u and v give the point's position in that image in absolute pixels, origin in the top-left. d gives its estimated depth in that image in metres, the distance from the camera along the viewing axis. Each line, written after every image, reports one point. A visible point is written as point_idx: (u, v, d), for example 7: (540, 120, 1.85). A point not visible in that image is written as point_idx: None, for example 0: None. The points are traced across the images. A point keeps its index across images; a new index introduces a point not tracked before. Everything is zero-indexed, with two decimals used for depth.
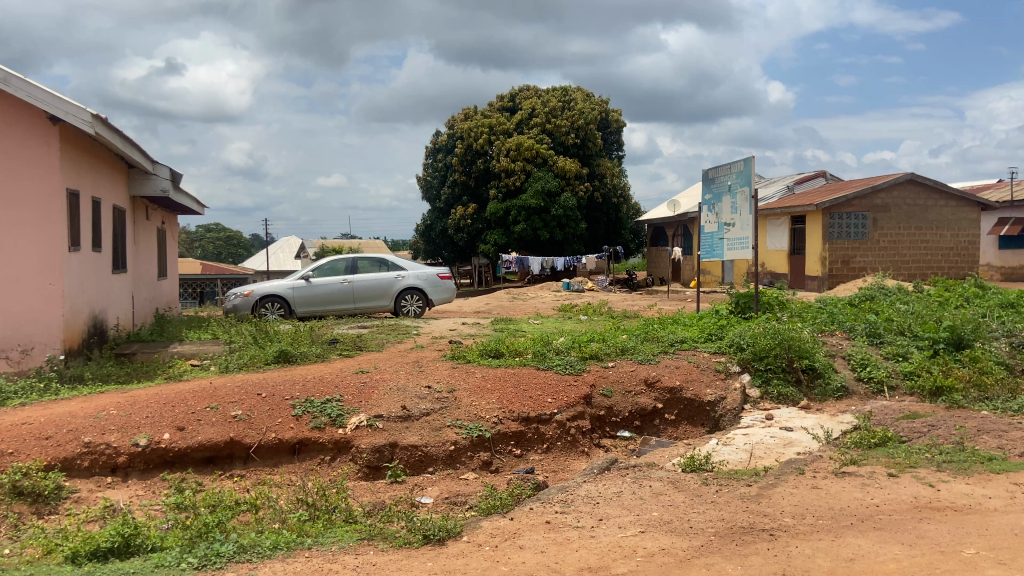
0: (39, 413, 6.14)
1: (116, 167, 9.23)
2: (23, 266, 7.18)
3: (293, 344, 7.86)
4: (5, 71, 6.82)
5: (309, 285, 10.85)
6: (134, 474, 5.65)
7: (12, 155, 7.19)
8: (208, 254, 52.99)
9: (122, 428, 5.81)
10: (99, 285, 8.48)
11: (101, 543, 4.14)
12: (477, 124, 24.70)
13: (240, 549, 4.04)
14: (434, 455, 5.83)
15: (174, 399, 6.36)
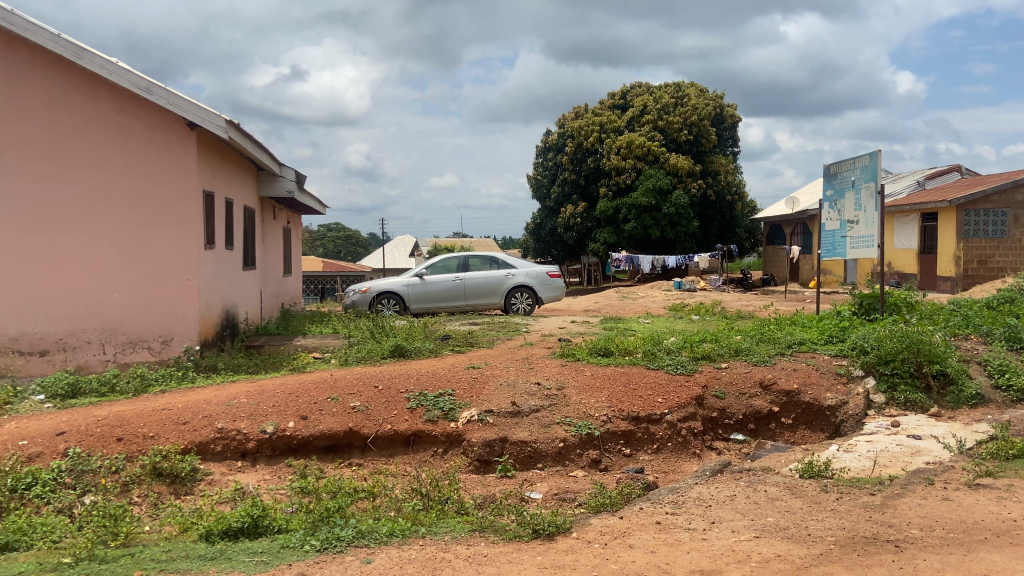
0: (177, 399, 6.64)
1: (246, 170, 9.80)
2: (164, 263, 7.75)
3: (408, 340, 8.14)
4: (148, 81, 7.34)
5: (423, 282, 11.18)
6: (262, 460, 6.02)
7: (155, 160, 7.72)
8: (329, 253, 55.37)
9: (251, 415, 6.20)
10: (231, 281, 9.05)
11: (232, 523, 4.44)
12: (588, 123, 24.61)
13: (359, 534, 4.24)
14: (543, 451, 5.90)
15: (298, 390, 6.73)
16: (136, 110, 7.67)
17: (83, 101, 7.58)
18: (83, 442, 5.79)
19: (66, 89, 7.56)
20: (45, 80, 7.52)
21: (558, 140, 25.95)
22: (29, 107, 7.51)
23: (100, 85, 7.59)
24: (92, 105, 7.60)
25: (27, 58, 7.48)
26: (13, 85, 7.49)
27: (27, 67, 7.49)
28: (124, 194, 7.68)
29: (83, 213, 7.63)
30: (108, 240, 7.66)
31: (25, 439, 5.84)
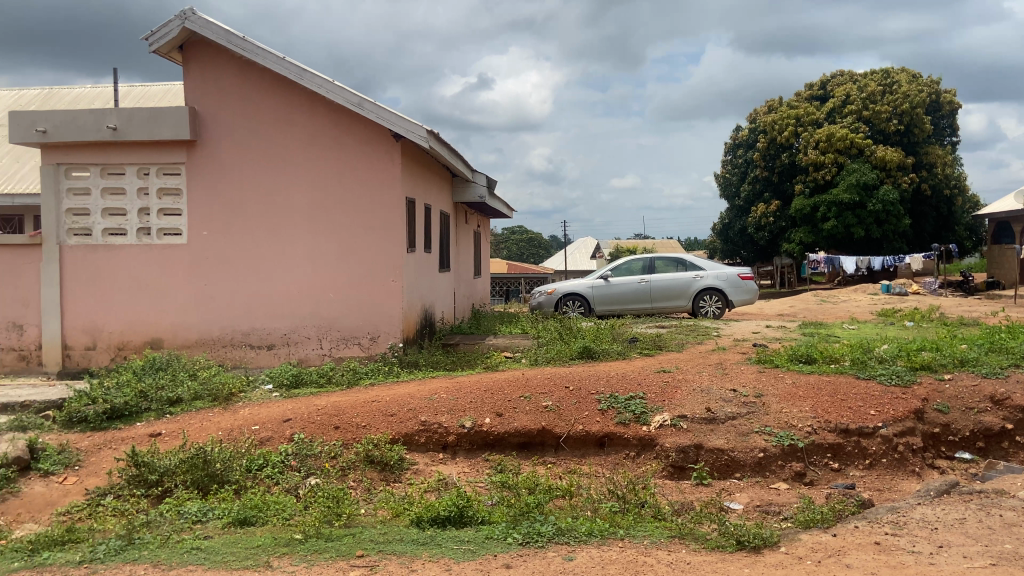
0: (384, 392, 7.14)
1: (442, 177, 10.31)
2: (372, 266, 8.36)
3: (596, 342, 8.19)
4: (360, 98, 7.94)
5: (608, 285, 11.20)
6: (461, 453, 6.32)
7: (365, 170, 8.35)
8: (513, 255, 57.01)
9: (451, 410, 6.53)
10: (429, 282, 9.57)
11: (440, 511, 4.69)
12: (783, 116, 23.49)
13: (559, 531, 4.34)
14: (742, 460, 5.70)
15: (493, 387, 6.99)
16: (349, 125, 8.34)
17: (303, 119, 8.35)
18: (305, 428, 6.39)
19: (289, 107, 8.35)
20: (272, 100, 8.34)
21: (749, 135, 24.96)
22: (258, 125, 8.35)
23: (318, 104, 8.33)
24: (312, 122, 8.35)
25: (257, 81, 8.31)
26: (245, 105, 8.34)
27: (257, 89, 8.32)
28: (338, 203, 8.37)
29: (304, 220, 8.40)
30: (324, 245, 8.39)
31: (257, 424, 6.55)
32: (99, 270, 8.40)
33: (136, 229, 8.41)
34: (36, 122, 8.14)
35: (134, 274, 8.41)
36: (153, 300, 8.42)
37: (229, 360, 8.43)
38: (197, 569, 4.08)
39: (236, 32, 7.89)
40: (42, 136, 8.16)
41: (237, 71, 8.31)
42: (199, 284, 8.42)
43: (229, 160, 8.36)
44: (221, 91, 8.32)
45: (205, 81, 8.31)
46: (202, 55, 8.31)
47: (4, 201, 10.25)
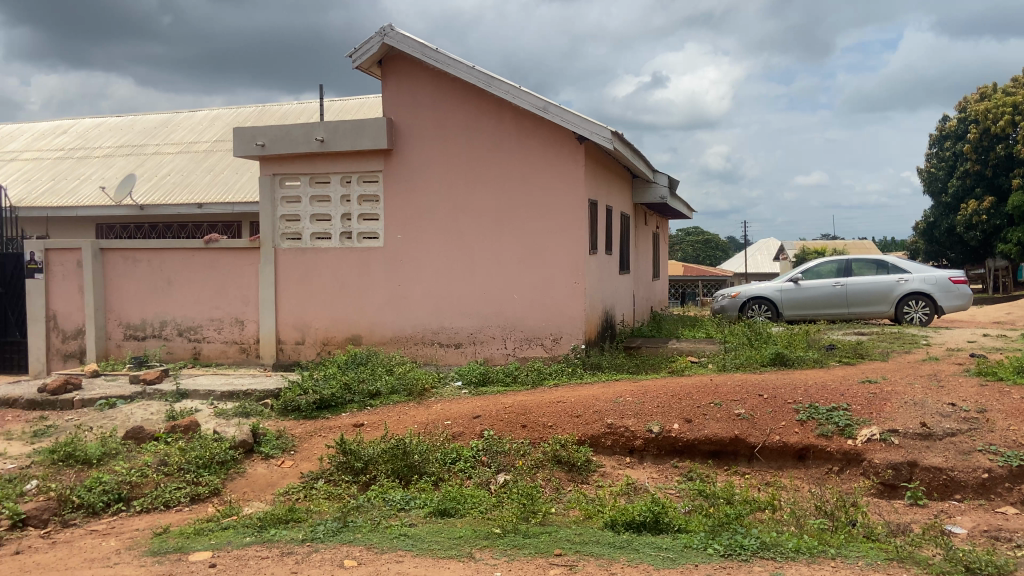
0: (569, 393, 7.18)
1: (623, 178, 10.24)
2: (556, 267, 8.44)
3: (789, 348, 7.78)
4: (546, 102, 8.06)
5: (799, 288, 10.64)
6: (648, 458, 6.22)
7: (549, 173, 8.46)
8: (688, 258, 55.73)
9: (638, 414, 6.44)
10: (610, 284, 9.54)
11: (635, 516, 4.64)
12: (996, 104, 21.16)
13: (763, 546, 4.14)
14: (963, 481, 5.18)
15: (681, 393, 6.82)
16: (534, 129, 8.48)
17: (490, 124, 8.60)
18: (494, 425, 6.57)
19: (477, 114, 8.63)
20: (462, 107, 8.66)
21: (958, 126, 22.73)
22: (449, 132, 8.71)
23: (505, 110, 8.54)
24: (499, 128, 8.58)
25: (448, 89, 8.67)
26: (438, 113, 8.73)
27: (448, 97, 8.68)
28: (523, 206, 8.54)
29: (490, 223, 8.64)
30: (510, 247, 8.59)
31: (450, 419, 6.81)
32: (308, 270, 9.13)
33: (339, 233, 9.06)
34: (257, 136, 8.99)
35: (337, 274, 9.06)
36: (353, 299, 9.02)
37: (421, 356, 8.86)
38: (406, 554, 4.31)
39: (430, 44, 8.29)
40: (261, 149, 9.00)
41: (430, 82, 8.71)
42: (394, 284, 8.91)
43: (422, 166, 8.78)
44: (416, 101, 8.77)
45: (401, 92, 8.80)
46: (398, 68, 8.79)
47: (227, 209, 11.45)
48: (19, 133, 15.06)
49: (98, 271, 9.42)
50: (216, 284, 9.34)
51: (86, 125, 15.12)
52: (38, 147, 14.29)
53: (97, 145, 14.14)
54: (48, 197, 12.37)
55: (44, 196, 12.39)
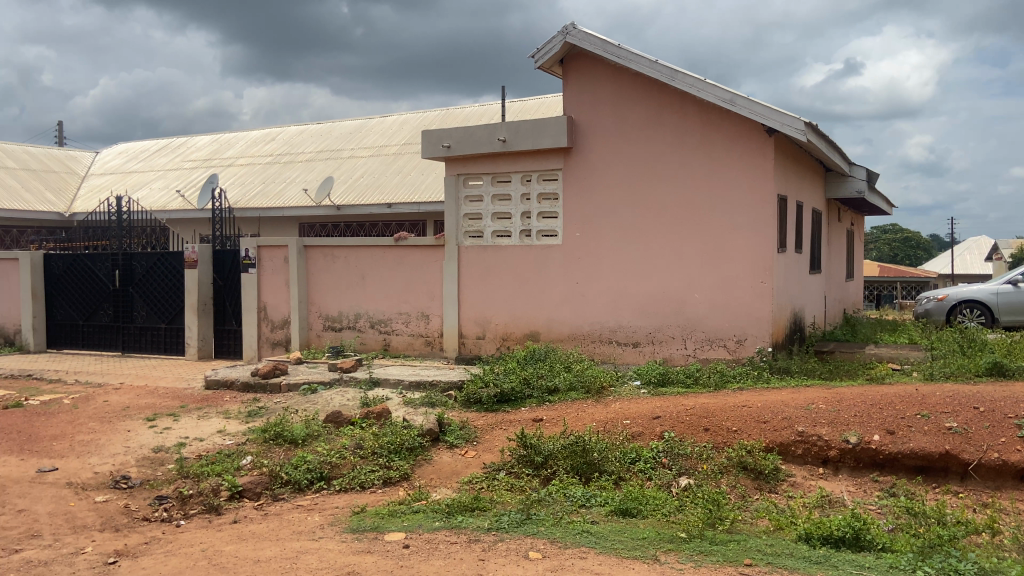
0: (755, 398, 6.86)
1: (816, 172, 9.63)
2: (741, 266, 8.09)
3: (1010, 357, 6.95)
4: (733, 93, 7.75)
5: (1019, 291, 9.49)
6: (844, 470, 5.78)
7: (735, 168, 8.12)
8: (883, 258, 51.59)
9: (832, 422, 6.02)
10: (800, 284, 9.02)
11: (833, 530, 4.33)
12: None
13: (983, 572, 3.72)
14: None
15: (881, 402, 6.30)
16: (720, 122, 8.18)
17: (673, 119, 8.40)
18: (675, 427, 6.39)
19: (659, 109, 8.46)
20: (644, 103, 8.53)
21: None
22: (630, 129, 8.61)
23: (688, 104, 8.31)
24: (682, 122, 8.36)
25: (629, 86, 8.57)
26: (618, 110, 8.65)
27: (629, 93, 8.59)
28: (706, 202, 8.26)
29: (672, 221, 8.44)
30: (691, 245, 8.34)
31: (629, 418, 6.72)
32: (489, 267, 9.39)
33: (519, 231, 9.24)
34: (443, 138, 9.39)
35: (518, 271, 9.24)
36: (532, 296, 9.17)
37: (599, 355, 8.83)
38: (590, 552, 4.30)
39: (612, 40, 8.25)
40: (447, 150, 9.38)
41: (612, 78, 8.66)
42: (572, 282, 8.95)
43: (602, 163, 8.75)
44: (597, 98, 8.75)
45: (582, 90, 8.82)
46: (579, 66, 8.82)
47: (414, 208, 12.07)
48: (236, 141, 16.72)
49: (301, 266, 10.23)
50: (403, 279, 9.85)
51: (291, 132, 16.50)
52: (251, 154, 15.79)
53: (300, 150, 15.39)
54: (259, 199, 13.64)
55: (257, 198, 13.66)
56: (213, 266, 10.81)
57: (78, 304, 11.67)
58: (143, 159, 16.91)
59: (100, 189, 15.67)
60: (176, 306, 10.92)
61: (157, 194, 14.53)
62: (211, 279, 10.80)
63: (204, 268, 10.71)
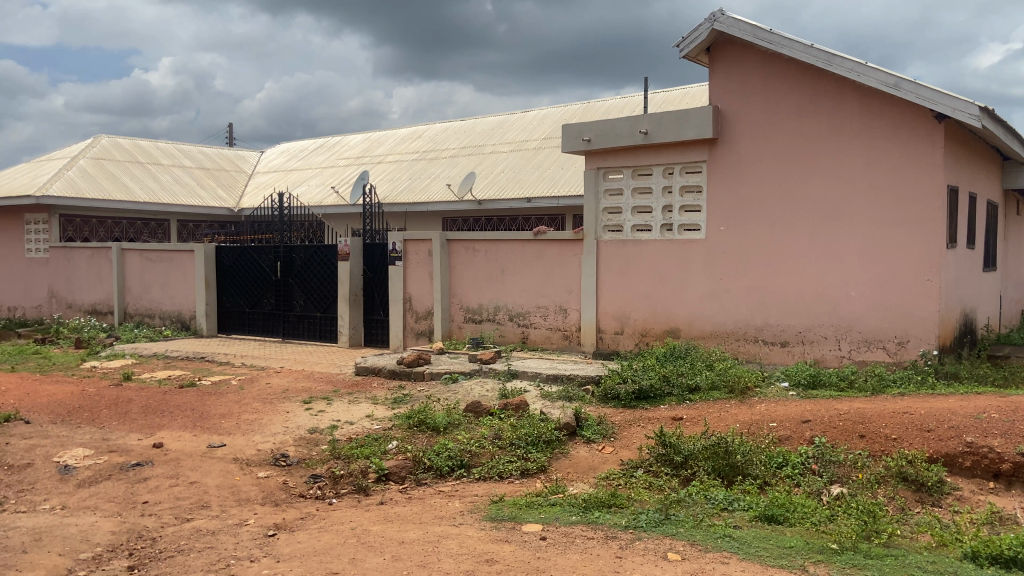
0: (917, 404, 6.37)
1: (992, 161, 8.81)
2: (903, 262, 7.53)
3: None
4: (897, 78, 7.23)
5: None
6: (1019, 485, 5.26)
7: (899, 158, 7.56)
8: None
9: (1007, 434, 5.49)
10: (971, 283, 8.29)
11: (1003, 549, 3.94)
12: None
13: None
14: None
15: None
16: (881, 109, 7.64)
17: (829, 107, 7.92)
18: (827, 432, 6.04)
19: (814, 96, 8.01)
20: (796, 91, 8.11)
21: None
22: (782, 117, 8.20)
23: (846, 90, 7.82)
24: (839, 110, 7.88)
25: (781, 73, 8.18)
26: (768, 99, 8.28)
27: (780, 81, 8.20)
28: (865, 194, 7.74)
29: (825, 215, 7.98)
30: (847, 240, 7.85)
31: (776, 421, 6.43)
32: (629, 261, 9.27)
33: (660, 225, 9.05)
34: (583, 132, 9.37)
35: (659, 266, 9.05)
36: (673, 292, 8.96)
37: (743, 354, 8.52)
38: (732, 557, 4.17)
39: (763, 25, 7.90)
40: (587, 144, 9.37)
41: (762, 66, 8.30)
42: (716, 278, 8.66)
43: (750, 154, 8.40)
44: (746, 87, 8.40)
45: (729, 79, 8.50)
46: (727, 55, 8.52)
47: (554, 202, 12.15)
48: (385, 139, 17.47)
49: (444, 259, 10.55)
50: (542, 273, 9.92)
51: (436, 129, 17.04)
52: (399, 151, 16.45)
53: (444, 147, 15.87)
54: (406, 194, 14.18)
55: (404, 193, 14.21)
56: (363, 258, 11.36)
57: (244, 292, 12.63)
58: (301, 158, 18.03)
59: (264, 186, 16.87)
60: (330, 296, 11.58)
61: (314, 191, 15.46)
62: (361, 271, 11.37)
63: (355, 260, 11.28)
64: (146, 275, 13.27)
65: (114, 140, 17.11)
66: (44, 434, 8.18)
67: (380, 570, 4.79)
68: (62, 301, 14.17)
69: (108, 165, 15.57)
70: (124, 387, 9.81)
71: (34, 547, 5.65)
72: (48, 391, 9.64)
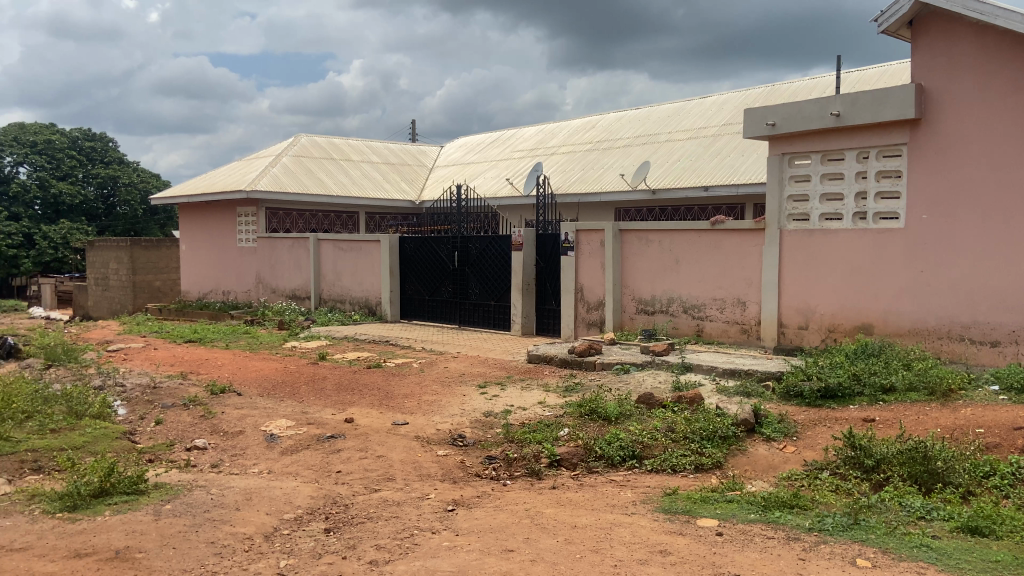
0: None
1: None
2: None
3: None
4: None
5: None
6: None
7: None
8: None
9: None
10: None
11: None
12: None
13: None
14: None
15: None
16: None
17: None
18: None
19: None
20: (1014, 63, 7.28)
21: None
22: (997, 95, 7.39)
23: None
24: None
25: (996, 45, 7.39)
26: (980, 74, 7.50)
27: (995, 53, 7.40)
28: None
29: None
30: None
31: (982, 427, 5.85)
32: (816, 253, 8.76)
33: (851, 214, 8.48)
34: (767, 116, 8.98)
35: (849, 258, 8.49)
36: (868, 284, 8.35)
37: (946, 353, 7.81)
38: (929, 568, 3.86)
39: None
40: (771, 129, 8.95)
41: (973, 38, 7.54)
42: (915, 271, 7.99)
43: (957, 135, 7.66)
44: (953, 62, 7.67)
45: (935, 54, 7.80)
46: (931, 28, 7.83)
47: (732, 189, 11.76)
48: (559, 130, 17.66)
49: (617, 250, 10.51)
50: (720, 264, 9.62)
51: (609, 119, 16.98)
52: (573, 142, 16.57)
53: (618, 136, 15.78)
54: (579, 184, 14.27)
55: (577, 184, 14.31)
56: (536, 248, 11.58)
57: (425, 280, 13.29)
58: (478, 151, 18.65)
59: (444, 179, 17.63)
60: (505, 285, 11.91)
61: (491, 182, 15.94)
62: (535, 261, 11.59)
63: (529, 250, 11.52)
64: (339, 264, 14.33)
65: (312, 139, 18.55)
66: (253, 405, 9.10)
67: (553, 552, 4.88)
68: (267, 286, 15.64)
69: (306, 162, 16.94)
70: (319, 365, 10.68)
71: (246, 505, 6.31)
72: (256, 367, 10.71)
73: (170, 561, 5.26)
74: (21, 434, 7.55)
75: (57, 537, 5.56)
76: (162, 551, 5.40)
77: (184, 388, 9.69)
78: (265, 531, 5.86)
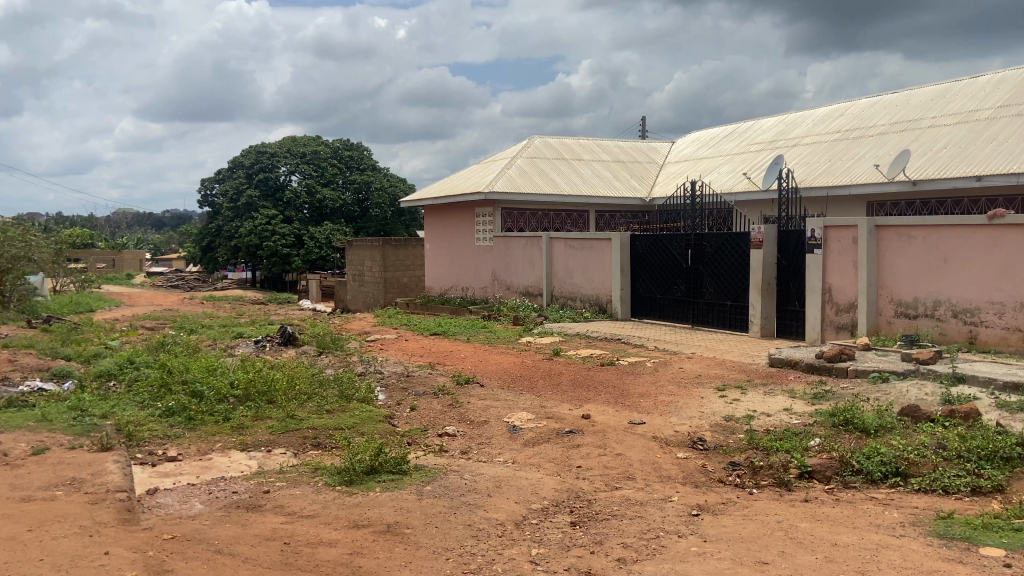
0: None
1: None
2: None
3: None
4: None
5: None
6: None
7: None
8: None
9: None
10: None
11: None
12: None
13: None
14: None
15: None
16: None
17: None
18: None
19: None
20: None
21: None
22: None
23: None
24: None
25: None
26: None
27: None
28: None
29: None
30: None
31: None
32: None
33: None
34: None
35: None
36: None
37: None
38: None
39: None
40: None
41: None
42: None
43: None
44: None
45: None
46: None
47: (1015, 178, 10.42)
48: (801, 119, 16.63)
49: (872, 248, 9.69)
50: (999, 264, 8.52)
51: (860, 104, 15.67)
52: (816, 132, 15.54)
53: (870, 124, 14.55)
54: (825, 177, 13.37)
55: (822, 177, 13.41)
56: (778, 245, 11.02)
57: (656, 278, 13.16)
58: (712, 145, 18.12)
59: (676, 175, 17.37)
60: (742, 284, 11.46)
61: (726, 177, 15.43)
62: (776, 259, 11.03)
63: (770, 247, 10.99)
64: (570, 261, 14.64)
65: (544, 139, 19.10)
66: (496, 397, 9.57)
67: (812, 568, 4.63)
68: (502, 283, 16.40)
69: (540, 163, 17.50)
70: (554, 361, 10.99)
71: (497, 492, 6.65)
72: (496, 360, 11.26)
73: (433, 538, 5.69)
74: (304, 413, 8.57)
75: (339, 507, 6.24)
76: (426, 529, 5.85)
77: (434, 378, 10.43)
78: (515, 518, 6.13)
